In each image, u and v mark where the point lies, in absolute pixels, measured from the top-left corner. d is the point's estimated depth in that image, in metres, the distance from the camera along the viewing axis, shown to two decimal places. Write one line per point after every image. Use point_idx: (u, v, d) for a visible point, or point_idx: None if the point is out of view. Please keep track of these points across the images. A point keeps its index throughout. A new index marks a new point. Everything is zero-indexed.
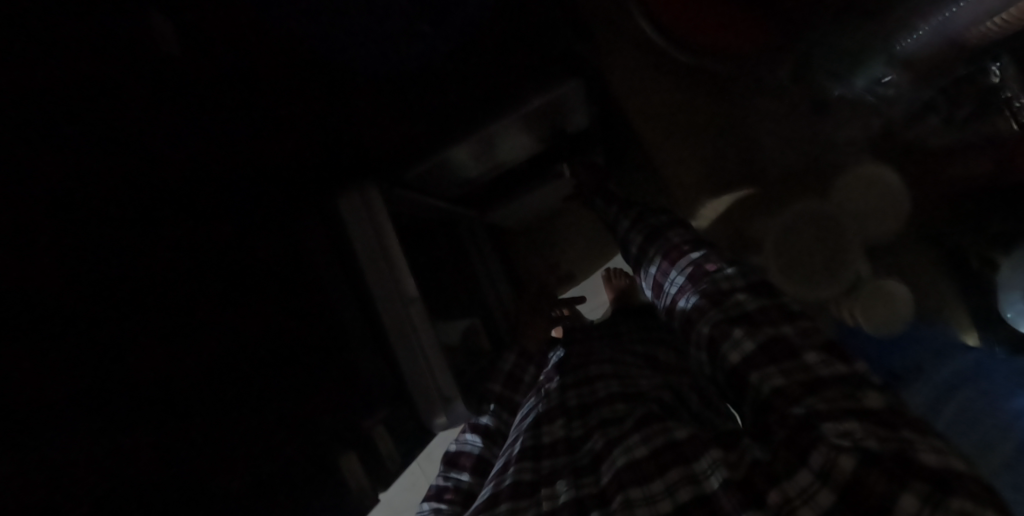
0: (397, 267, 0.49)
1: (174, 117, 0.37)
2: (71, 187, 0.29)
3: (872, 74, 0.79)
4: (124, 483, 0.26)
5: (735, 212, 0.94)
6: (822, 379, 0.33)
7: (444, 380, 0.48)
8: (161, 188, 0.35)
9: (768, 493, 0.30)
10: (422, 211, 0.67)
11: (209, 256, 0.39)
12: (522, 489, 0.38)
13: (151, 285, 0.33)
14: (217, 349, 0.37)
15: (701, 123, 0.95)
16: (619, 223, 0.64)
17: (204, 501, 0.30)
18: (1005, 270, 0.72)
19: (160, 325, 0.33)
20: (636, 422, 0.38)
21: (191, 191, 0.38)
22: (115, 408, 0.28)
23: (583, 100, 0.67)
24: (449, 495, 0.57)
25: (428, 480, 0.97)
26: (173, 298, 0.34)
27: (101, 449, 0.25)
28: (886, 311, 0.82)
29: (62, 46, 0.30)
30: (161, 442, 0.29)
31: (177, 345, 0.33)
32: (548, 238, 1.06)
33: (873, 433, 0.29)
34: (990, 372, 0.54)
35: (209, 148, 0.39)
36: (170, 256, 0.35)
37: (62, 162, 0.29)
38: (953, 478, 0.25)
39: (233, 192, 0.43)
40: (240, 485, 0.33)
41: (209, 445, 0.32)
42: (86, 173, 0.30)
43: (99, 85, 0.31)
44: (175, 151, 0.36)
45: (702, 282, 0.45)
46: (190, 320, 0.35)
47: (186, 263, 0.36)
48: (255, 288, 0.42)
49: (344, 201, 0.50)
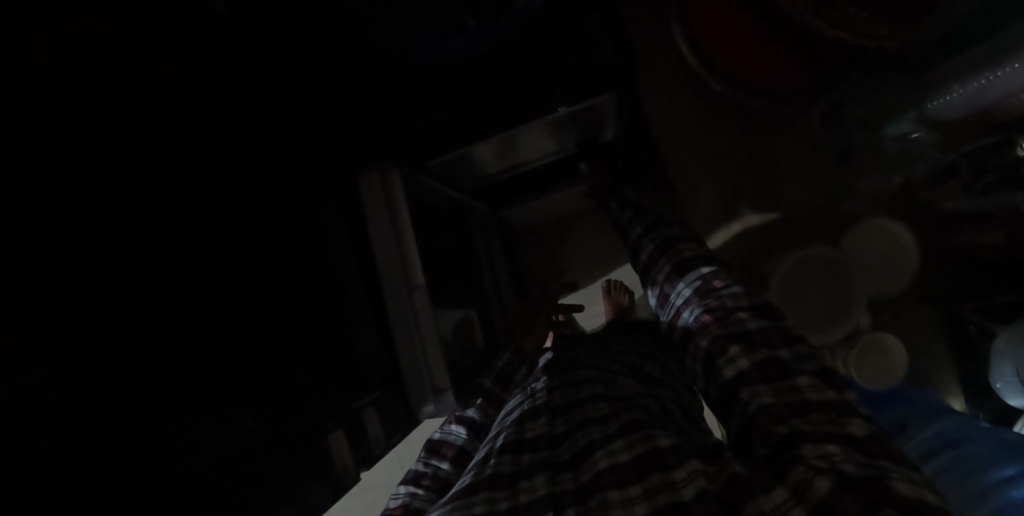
0: (408, 255, 0.51)
1: (202, 105, 0.40)
2: (101, 163, 0.31)
3: (901, 128, 0.83)
4: (127, 442, 0.28)
5: (749, 236, 0.93)
6: (810, 402, 0.34)
7: (438, 372, 0.50)
8: (172, 168, 0.36)
9: (745, 506, 0.28)
10: (433, 198, 0.67)
11: (220, 233, 0.39)
12: (500, 481, 0.37)
13: (156, 256, 0.33)
14: (221, 321, 0.37)
15: (726, 150, 0.95)
16: (631, 229, 0.65)
17: (180, 472, 0.31)
18: (1000, 339, 0.72)
19: (175, 298, 0.33)
20: (622, 427, 0.37)
21: (209, 170, 0.40)
22: (134, 371, 0.29)
23: (616, 114, 0.69)
24: (426, 482, 0.58)
25: (407, 465, 0.99)
26: (190, 271, 0.35)
27: (113, 408, 0.28)
28: (881, 365, 0.83)
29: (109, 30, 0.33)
30: (164, 405, 0.31)
31: (189, 316, 0.34)
32: (556, 243, 1.07)
33: (853, 457, 0.29)
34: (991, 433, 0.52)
35: (205, 129, 0.40)
36: (191, 231, 0.36)
37: (101, 137, 0.31)
38: (929, 508, 0.24)
39: (230, 174, 0.43)
40: (224, 451, 0.34)
41: (207, 412, 0.33)
42: (100, 149, 0.31)
43: (139, 75, 0.34)
44: (195, 133, 0.39)
45: (708, 297, 0.47)
46: (203, 293, 0.36)
47: (204, 240, 0.37)
48: (263, 255, 0.44)
49: (364, 181, 0.52)
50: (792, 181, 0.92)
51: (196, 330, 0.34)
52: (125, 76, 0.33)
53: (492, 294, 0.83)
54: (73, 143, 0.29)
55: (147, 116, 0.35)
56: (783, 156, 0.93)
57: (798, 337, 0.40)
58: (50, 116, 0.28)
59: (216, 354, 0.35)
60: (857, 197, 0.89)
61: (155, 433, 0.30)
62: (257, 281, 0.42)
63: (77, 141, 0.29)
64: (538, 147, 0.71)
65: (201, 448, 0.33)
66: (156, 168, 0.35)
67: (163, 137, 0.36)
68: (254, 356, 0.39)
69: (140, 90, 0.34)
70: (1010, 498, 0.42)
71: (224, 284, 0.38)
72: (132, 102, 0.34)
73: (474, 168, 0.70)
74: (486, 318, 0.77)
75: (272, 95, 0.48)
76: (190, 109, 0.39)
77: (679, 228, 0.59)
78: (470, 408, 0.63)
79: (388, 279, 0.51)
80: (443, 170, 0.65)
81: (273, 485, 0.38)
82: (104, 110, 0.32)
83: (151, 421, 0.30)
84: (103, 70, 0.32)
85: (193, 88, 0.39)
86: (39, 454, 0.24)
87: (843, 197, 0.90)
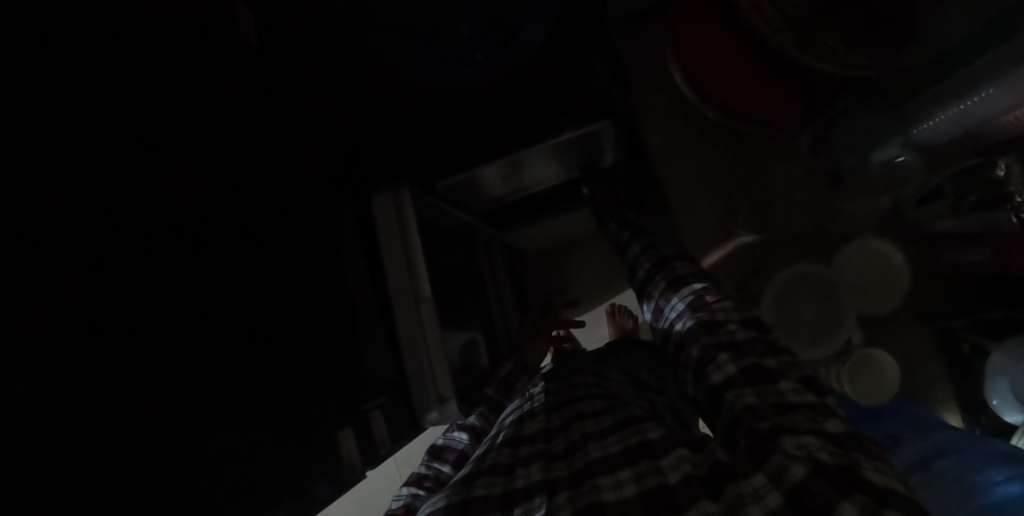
0: (415, 264, 0.55)
1: (237, 115, 0.44)
2: (147, 161, 0.34)
3: (888, 152, 0.86)
4: (153, 421, 0.30)
5: (740, 257, 0.98)
6: (792, 404, 0.36)
7: (443, 382, 0.53)
8: (211, 169, 0.40)
9: (725, 488, 0.30)
10: (442, 217, 0.71)
11: (230, 226, 0.41)
12: (498, 469, 0.40)
13: (180, 250, 0.35)
14: (221, 310, 0.38)
15: (721, 175, 1.01)
16: (629, 248, 0.68)
17: (204, 455, 0.33)
18: (995, 355, 0.74)
19: (199, 289, 0.36)
20: (616, 422, 0.39)
21: (241, 171, 0.43)
22: (160, 354, 0.31)
23: (615, 141, 0.73)
24: (428, 483, 0.60)
25: (411, 468, 1.00)
26: (212, 269, 0.38)
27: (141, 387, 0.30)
28: (873, 378, 0.84)
29: (151, 46, 0.37)
30: (187, 390, 0.33)
31: (210, 302, 0.37)
32: (559, 264, 1.10)
33: (827, 448, 0.31)
34: (976, 444, 0.54)
35: (216, 127, 0.41)
36: (216, 227, 0.39)
37: (148, 138, 0.34)
38: (893, 496, 0.26)
39: (250, 172, 0.44)
40: (246, 435, 0.37)
41: (229, 400, 0.36)
42: (146, 148, 0.34)
43: (182, 87, 0.38)
44: (231, 138, 0.43)
45: (700, 310, 0.49)
46: (219, 289, 0.38)
47: (226, 240, 0.40)
48: (278, 255, 0.47)
49: (378, 198, 0.56)
50: (783, 205, 0.98)
51: (196, 318, 0.35)
52: (129, 73, 0.34)
53: (495, 308, 0.86)
54: (76, 137, 0.29)
55: (187, 122, 0.38)
56: (775, 179, 0.98)
57: (783, 348, 0.43)
58: (61, 110, 0.29)
59: (230, 348, 0.37)
60: (848, 219, 0.94)
61: (155, 419, 0.30)
62: (262, 274, 0.44)
63: (79, 133, 0.29)
64: (541, 171, 0.75)
65: (206, 434, 0.34)
66: (196, 170, 0.38)
67: (176, 133, 0.37)
68: (270, 351, 0.42)
69: (146, 87, 0.35)
70: (980, 502, 0.43)
71: (228, 276, 0.39)
72: (141, 99, 0.34)
73: (480, 190, 0.74)
74: (489, 334, 0.79)
75: (301, 122, 0.53)
76: (219, 113, 0.42)
77: (675, 247, 0.62)
78: (472, 415, 0.64)
79: (395, 287, 0.55)
80: (450, 193, 0.68)
81: (286, 475, 0.40)
82: (154, 114, 0.35)
83: (179, 404, 0.32)
84: (151, 83, 0.36)
85: (224, 98, 0.43)
86: (64, 422, 0.26)
87: (835, 219, 0.95)
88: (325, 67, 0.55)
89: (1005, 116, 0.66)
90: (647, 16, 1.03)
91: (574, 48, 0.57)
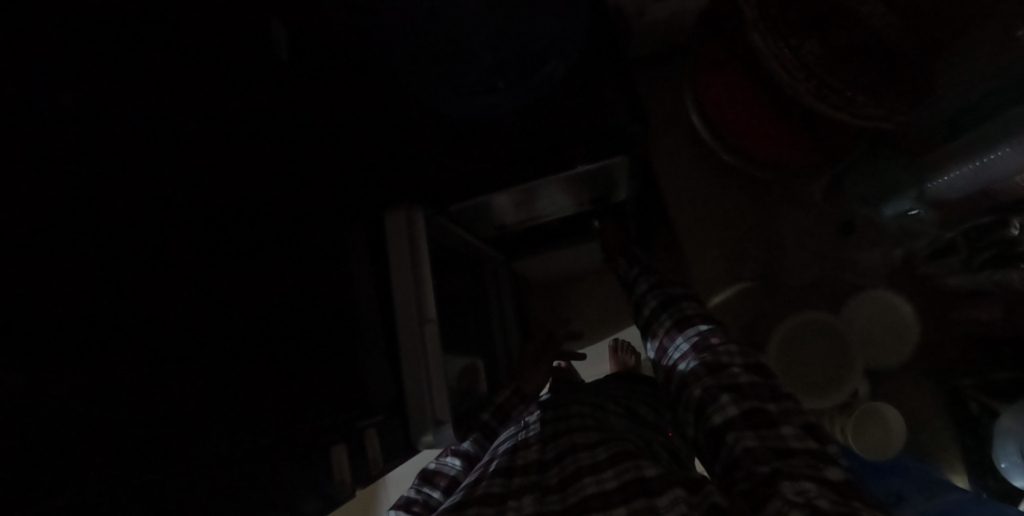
0: (423, 290, 0.56)
1: (269, 129, 0.46)
2: (184, 168, 0.35)
3: (900, 206, 0.87)
4: (167, 420, 0.30)
5: (745, 301, 0.99)
6: (792, 449, 0.36)
7: (440, 405, 0.54)
8: (232, 179, 0.41)
9: None
10: (455, 241, 0.72)
11: (230, 232, 0.40)
12: (488, 499, 0.39)
13: (193, 256, 0.36)
14: (211, 309, 0.36)
15: (733, 218, 1.01)
16: (636, 284, 0.67)
17: (213, 463, 0.33)
18: (1004, 418, 0.72)
19: (207, 294, 0.36)
20: (611, 456, 0.38)
21: (261, 182, 0.45)
22: (168, 354, 0.32)
23: (628, 178, 0.73)
24: (415, 508, 0.59)
25: (400, 493, 0.98)
26: (221, 275, 0.38)
27: (154, 386, 0.30)
28: (880, 436, 0.82)
29: (206, 59, 0.39)
30: (194, 395, 0.33)
31: (217, 307, 0.37)
32: (565, 295, 1.10)
33: (827, 496, 0.31)
34: (978, 508, 0.54)
35: (238, 138, 0.42)
36: (229, 235, 0.40)
37: (188, 145, 0.36)
38: None
39: (263, 182, 0.45)
40: (256, 439, 0.37)
41: (230, 403, 0.36)
42: (185, 156, 0.35)
43: (224, 106, 0.40)
44: (257, 151, 0.44)
45: (704, 352, 0.49)
46: (226, 296, 0.38)
47: (238, 250, 0.41)
48: (275, 260, 0.46)
49: (391, 216, 0.59)
50: (794, 252, 0.98)
51: (201, 323, 0.35)
52: (167, 79, 0.34)
53: (498, 336, 0.87)
54: (76, 123, 0.27)
55: (220, 134, 0.40)
56: (787, 225, 0.99)
57: (786, 393, 0.43)
58: (124, 115, 0.30)
59: (232, 355, 0.37)
60: (858, 268, 0.95)
61: (164, 423, 0.30)
62: (257, 279, 0.43)
63: (78, 119, 0.27)
64: (553, 201, 0.76)
65: (205, 439, 0.33)
66: (220, 179, 0.39)
67: (199, 136, 0.37)
68: (271, 363, 0.42)
69: (176, 89, 0.35)
70: None
71: (220, 276, 0.38)
72: (170, 101, 0.34)
73: (493, 216, 0.74)
74: (489, 360, 0.79)
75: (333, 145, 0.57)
76: (245, 121, 0.43)
77: (682, 287, 0.62)
78: (467, 440, 0.65)
79: (403, 309, 0.56)
80: (464, 217, 0.70)
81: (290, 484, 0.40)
82: (194, 125, 0.36)
83: (186, 405, 0.32)
84: (197, 96, 0.37)
85: (262, 109, 0.45)
86: (88, 418, 0.26)
87: (846, 268, 0.96)
88: (353, 88, 0.58)
89: (1015, 177, 0.67)
90: (665, 60, 1.06)
91: (596, 88, 0.59)
